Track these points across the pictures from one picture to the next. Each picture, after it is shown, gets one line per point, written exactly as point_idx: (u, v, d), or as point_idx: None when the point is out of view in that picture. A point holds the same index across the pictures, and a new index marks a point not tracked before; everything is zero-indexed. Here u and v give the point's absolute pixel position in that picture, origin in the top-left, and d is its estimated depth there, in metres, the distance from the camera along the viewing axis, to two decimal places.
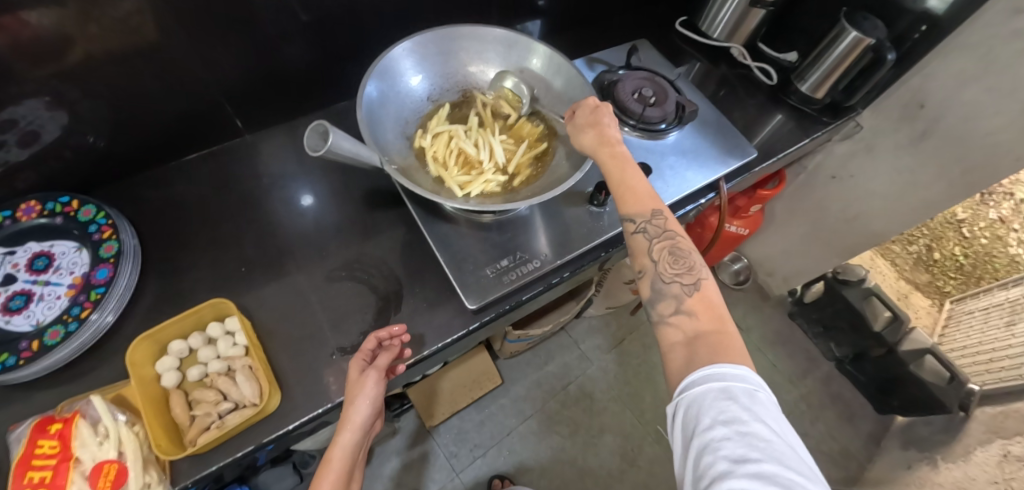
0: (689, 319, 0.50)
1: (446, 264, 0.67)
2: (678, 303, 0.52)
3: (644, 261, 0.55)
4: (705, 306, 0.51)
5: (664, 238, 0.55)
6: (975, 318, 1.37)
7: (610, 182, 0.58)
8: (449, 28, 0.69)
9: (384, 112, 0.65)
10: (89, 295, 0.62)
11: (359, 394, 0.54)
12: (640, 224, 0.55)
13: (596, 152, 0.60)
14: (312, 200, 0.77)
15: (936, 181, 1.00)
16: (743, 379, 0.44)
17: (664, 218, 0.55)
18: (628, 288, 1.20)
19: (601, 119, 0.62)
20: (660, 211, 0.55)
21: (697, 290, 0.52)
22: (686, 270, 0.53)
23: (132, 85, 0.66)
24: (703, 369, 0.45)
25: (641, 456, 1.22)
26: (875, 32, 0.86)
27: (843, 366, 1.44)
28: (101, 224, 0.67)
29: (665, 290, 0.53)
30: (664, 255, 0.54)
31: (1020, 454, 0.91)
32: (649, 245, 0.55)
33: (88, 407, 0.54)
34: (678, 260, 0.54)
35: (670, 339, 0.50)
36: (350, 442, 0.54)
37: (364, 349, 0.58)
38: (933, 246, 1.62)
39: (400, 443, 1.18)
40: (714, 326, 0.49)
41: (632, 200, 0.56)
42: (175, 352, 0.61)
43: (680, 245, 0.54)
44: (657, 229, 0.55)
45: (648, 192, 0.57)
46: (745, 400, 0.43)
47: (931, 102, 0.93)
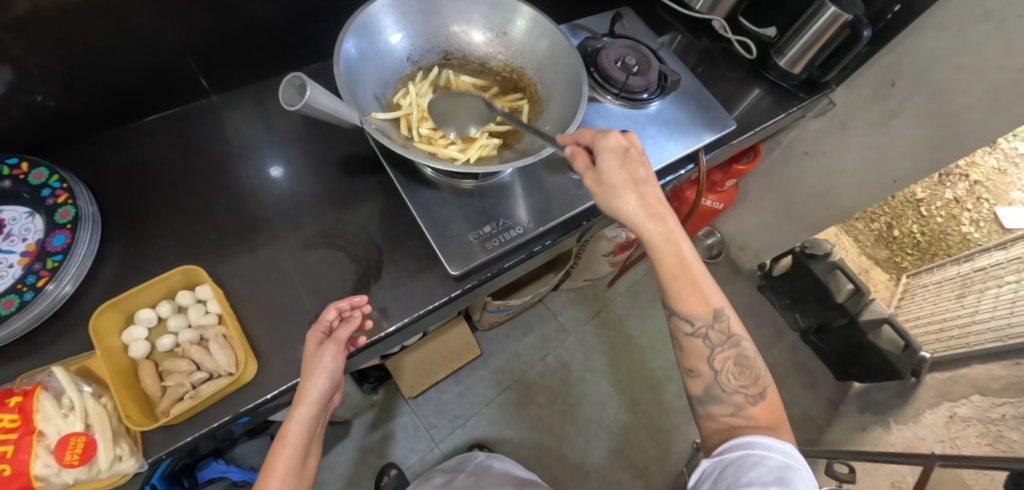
0: (747, 422, 0.54)
1: (427, 230, 0.65)
2: (736, 408, 0.55)
3: (702, 365, 0.57)
4: (765, 410, 0.54)
5: (728, 346, 0.57)
6: (930, 291, 1.45)
7: (660, 270, 0.56)
8: None
9: (363, 71, 0.62)
10: (45, 263, 0.58)
11: (314, 368, 0.53)
12: (700, 328, 0.56)
13: (647, 232, 0.55)
14: (283, 171, 0.74)
15: (903, 159, 1.04)
16: (783, 452, 0.49)
17: (725, 321, 0.56)
18: (607, 260, 1.21)
19: (640, 176, 0.55)
20: (723, 313, 0.56)
21: (762, 398, 0.55)
22: (749, 381, 0.55)
23: (84, 39, 0.61)
24: (746, 437, 0.51)
25: (617, 424, 1.26)
26: (853, 9, 0.87)
27: (807, 336, 1.50)
28: (55, 188, 0.62)
29: (725, 397, 0.56)
30: (727, 364, 0.56)
31: (966, 415, 0.99)
32: (709, 351, 0.57)
33: (50, 379, 0.51)
34: (743, 370, 0.56)
35: (715, 430, 0.56)
36: (305, 417, 0.52)
37: (322, 320, 0.55)
38: (893, 224, 1.69)
39: (379, 415, 1.18)
40: (770, 424, 0.53)
41: (692, 301, 0.56)
42: (143, 321, 0.59)
43: (743, 352, 0.56)
44: (719, 335, 0.56)
45: (707, 289, 0.56)
46: (783, 469, 0.47)
47: (902, 81, 0.95)
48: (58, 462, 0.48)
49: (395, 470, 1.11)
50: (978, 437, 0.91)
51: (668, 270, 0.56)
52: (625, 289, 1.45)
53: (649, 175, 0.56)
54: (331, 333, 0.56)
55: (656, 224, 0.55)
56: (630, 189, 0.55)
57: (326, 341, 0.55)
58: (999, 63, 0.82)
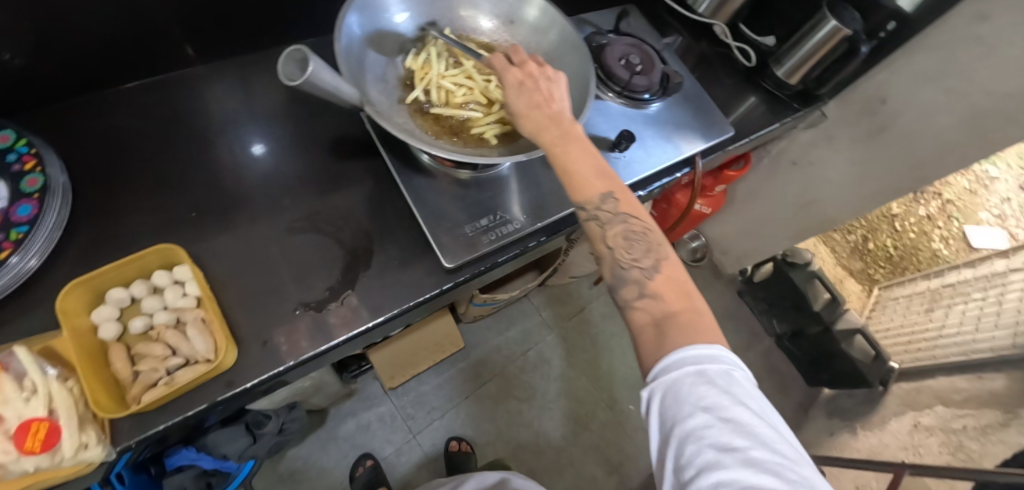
0: (655, 304, 0.47)
1: (422, 220, 0.64)
2: (641, 286, 0.48)
3: (601, 248, 0.52)
4: (670, 286, 0.48)
5: (617, 222, 0.51)
6: (899, 304, 1.50)
7: (556, 165, 0.53)
8: None
9: (364, 49, 0.60)
10: (9, 235, 0.55)
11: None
12: (592, 210, 0.51)
13: (536, 132, 0.53)
14: (263, 149, 0.71)
15: (887, 174, 1.06)
16: (717, 359, 0.42)
17: (616, 199, 0.51)
18: (594, 258, 1.21)
19: (540, 82, 0.55)
20: (613, 193, 0.51)
21: (659, 270, 0.49)
22: (643, 254, 0.50)
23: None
24: (676, 351, 0.43)
25: (594, 421, 1.27)
26: (853, 24, 0.89)
27: (781, 342, 1.53)
28: (22, 154, 0.58)
29: (625, 275, 0.49)
30: (620, 241, 0.51)
31: (929, 425, 1.03)
32: (603, 231, 0.51)
33: (11, 360, 0.48)
34: (637, 245, 0.50)
35: (642, 325, 0.47)
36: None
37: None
38: (869, 237, 1.74)
39: (356, 404, 1.16)
40: (682, 308, 0.46)
41: (585, 183, 0.51)
42: (114, 301, 0.55)
43: (634, 227, 0.51)
44: (608, 214, 0.51)
45: (602, 174, 0.52)
46: (723, 381, 0.41)
47: (892, 98, 0.97)
48: (17, 449, 0.45)
49: (370, 461, 1.09)
50: (940, 446, 0.95)
51: (566, 164, 0.52)
52: None
53: (551, 93, 0.55)
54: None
55: (552, 125, 0.53)
56: (523, 84, 0.55)
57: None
58: (985, 87, 0.84)
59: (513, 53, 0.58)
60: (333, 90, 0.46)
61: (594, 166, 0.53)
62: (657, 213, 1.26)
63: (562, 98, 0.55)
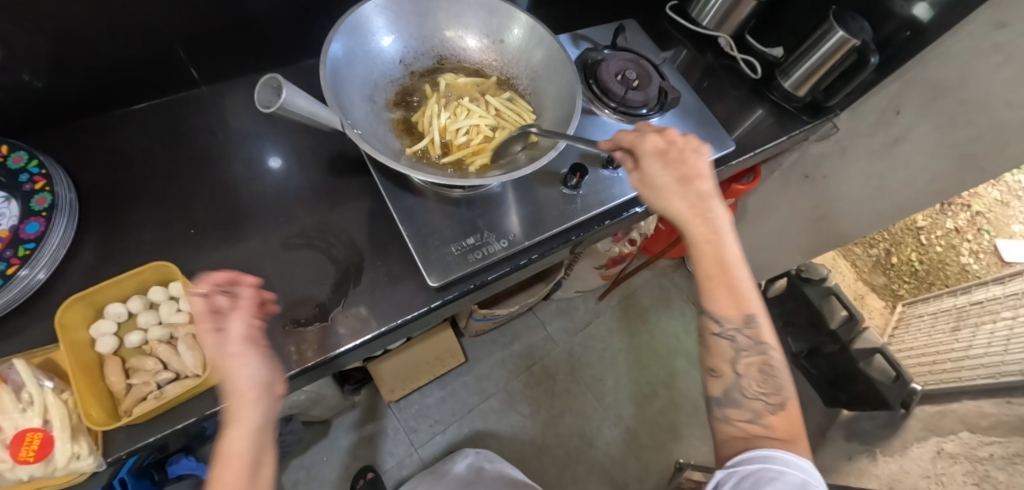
0: (764, 432, 0.54)
1: (409, 238, 0.64)
2: (755, 415, 0.56)
3: (724, 366, 0.58)
4: (784, 422, 0.55)
5: (755, 352, 0.57)
6: (924, 322, 1.43)
7: (699, 270, 0.58)
8: None
9: (350, 71, 0.61)
10: (17, 251, 0.57)
11: (233, 356, 0.45)
12: (728, 329, 0.57)
13: (687, 226, 0.58)
14: (282, 162, 0.73)
15: (903, 188, 1.02)
16: (801, 469, 0.49)
17: (756, 326, 0.57)
18: (599, 273, 1.20)
19: (689, 173, 0.58)
20: (753, 318, 0.57)
21: (781, 409, 0.55)
22: (771, 390, 0.56)
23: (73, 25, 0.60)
24: (763, 450, 0.51)
25: (599, 438, 1.25)
26: (861, 34, 0.86)
27: (798, 360, 1.48)
28: (33, 174, 0.61)
29: (744, 402, 0.56)
30: (750, 370, 0.57)
31: (953, 451, 0.97)
32: (734, 353, 0.57)
33: (10, 372, 0.50)
34: (767, 380, 0.56)
35: (731, 437, 0.56)
36: (256, 420, 0.45)
37: (195, 305, 0.45)
38: (892, 250, 1.67)
39: (360, 416, 1.16)
40: (788, 439, 0.53)
41: (723, 300, 0.57)
42: (113, 316, 0.57)
43: (769, 361, 0.57)
44: (747, 339, 0.57)
45: (742, 293, 0.57)
46: (802, 488, 0.48)
47: (906, 109, 0.94)
48: (13, 458, 0.47)
49: (371, 474, 1.10)
50: (964, 475, 0.89)
51: (705, 273, 0.58)
52: (617, 302, 1.44)
53: (696, 168, 0.58)
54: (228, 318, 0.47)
55: (698, 219, 0.57)
56: (678, 190, 0.58)
57: (226, 323, 0.46)
58: (1005, 98, 0.80)
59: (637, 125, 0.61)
60: (307, 116, 0.47)
61: (742, 280, 0.58)
62: (663, 227, 1.24)
63: (707, 175, 0.59)
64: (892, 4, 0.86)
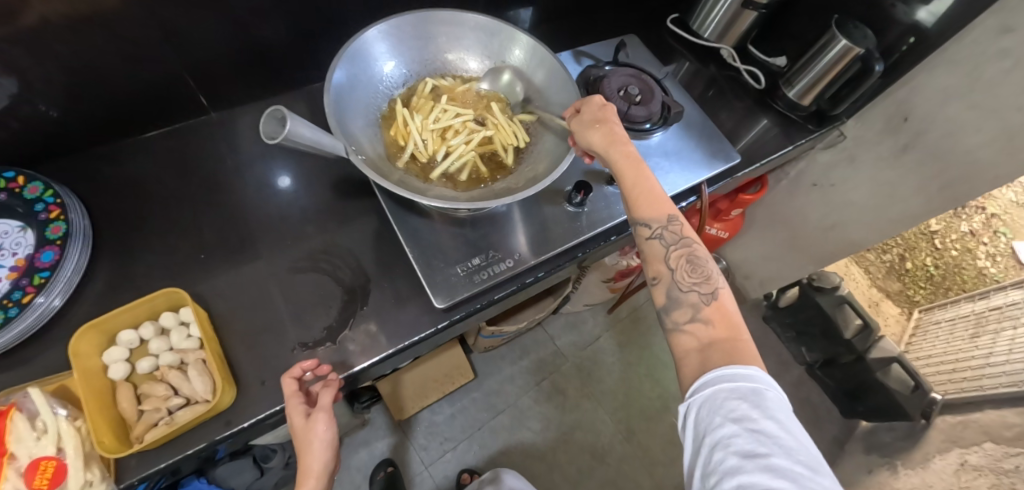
0: (704, 325, 0.52)
1: (414, 258, 0.64)
2: (694, 311, 0.53)
3: (660, 267, 0.57)
4: (722, 315, 0.52)
5: (682, 245, 0.56)
6: (941, 329, 1.40)
7: (621, 183, 0.59)
8: (426, 12, 0.65)
9: (353, 97, 0.62)
10: (32, 279, 0.59)
11: (312, 444, 0.54)
12: (655, 230, 0.57)
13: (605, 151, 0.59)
14: (290, 181, 0.74)
15: (915, 195, 1.01)
16: (752, 377, 0.45)
17: (680, 224, 0.57)
18: (607, 286, 1.20)
19: (609, 116, 0.60)
20: (675, 216, 0.57)
21: (714, 298, 0.53)
22: (701, 280, 0.54)
23: (85, 58, 0.62)
24: (715, 369, 0.47)
25: (611, 454, 1.23)
26: (865, 43, 0.86)
27: (813, 371, 1.45)
28: (49, 203, 0.63)
29: (681, 298, 0.54)
30: (681, 263, 0.56)
31: (977, 464, 0.95)
32: (665, 251, 0.56)
33: (25, 400, 0.51)
34: (695, 270, 0.55)
35: (687, 346, 0.51)
36: (317, 488, 0.55)
37: (289, 395, 0.54)
38: (906, 255, 1.64)
39: (369, 435, 1.16)
40: (730, 335, 0.50)
41: (646, 205, 0.57)
42: (124, 342, 0.58)
43: (697, 253, 0.56)
44: (673, 235, 0.56)
45: (660, 196, 0.58)
46: (755, 399, 0.44)
47: (915, 116, 0.93)
48: (27, 485, 0.48)
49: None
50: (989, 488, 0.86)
51: (629, 188, 0.58)
52: (626, 315, 1.43)
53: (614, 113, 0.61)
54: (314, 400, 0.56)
55: (617, 142, 0.59)
56: (594, 122, 0.60)
57: (312, 412, 0.55)
58: (1014, 103, 0.79)
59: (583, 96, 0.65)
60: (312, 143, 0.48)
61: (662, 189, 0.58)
62: None
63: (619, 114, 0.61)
64: (895, 11, 0.86)
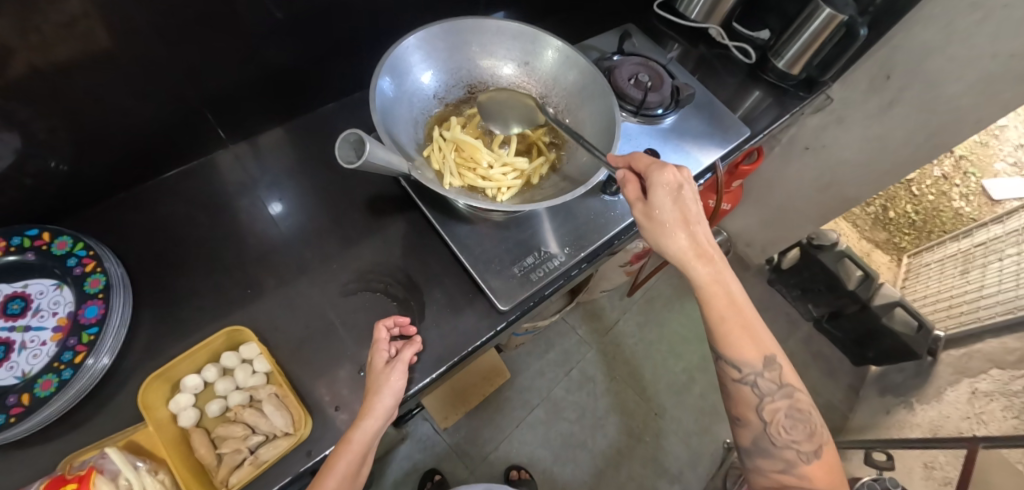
0: (799, 481, 0.55)
1: (470, 265, 0.66)
2: (788, 465, 0.55)
3: (750, 414, 0.57)
4: (822, 472, 0.55)
5: (780, 395, 0.57)
6: (932, 269, 1.48)
7: (707, 309, 0.57)
8: (458, 21, 0.66)
9: (396, 111, 0.62)
10: (81, 337, 0.57)
11: (385, 384, 0.55)
12: (749, 375, 0.57)
13: (687, 267, 0.56)
14: (281, 208, 0.73)
15: (904, 146, 1.07)
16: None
17: (777, 368, 0.57)
18: (623, 270, 1.23)
19: (690, 215, 0.56)
20: (773, 360, 0.57)
21: (816, 456, 0.55)
22: (803, 437, 0.56)
23: (88, 105, 0.60)
24: None
25: (647, 431, 1.26)
26: (847, 9, 0.90)
27: (821, 324, 1.52)
28: (81, 257, 0.61)
29: (776, 452, 0.56)
30: (776, 417, 0.56)
31: (987, 390, 1.01)
32: (759, 399, 0.57)
33: (104, 461, 0.50)
34: (795, 425, 0.56)
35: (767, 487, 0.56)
36: (373, 431, 0.52)
37: (378, 337, 0.58)
38: (888, 206, 1.72)
39: (410, 448, 1.16)
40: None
41: (744, 346, 0.56)
42: (189, 388, 0.57)
43: (796, 404, 0.57)
44: (768, 382, 0.57)
45: (757, 335, 0.57)
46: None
47: (897, 73, 0.98)
48: None
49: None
50: (1003, 410, 0.93)
51: (716, 311, 0.56)
52: (641, 296, 1.46)
53: (699, 215, 0.57)
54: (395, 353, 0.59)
55: (704, 263, 0.56)
56: (676, 225, 0.56)
57: (393, 360, 0.57)
58: (989, 50, 0.85)
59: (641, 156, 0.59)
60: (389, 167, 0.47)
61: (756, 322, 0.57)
62: None
63: (699, 219, 0.57)
64: None
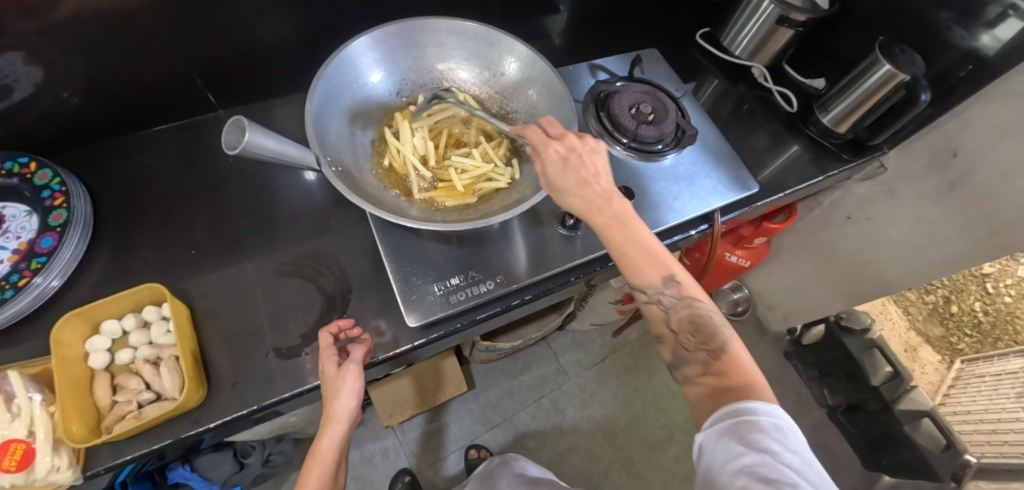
0: (719, 382, 0.49)
1: (392, 273, 0.64)
2: (705, 366, 0.51)
3: (663, 330, 0.55)
4: (735, 367, 0.50)
5: (683, 306, 0.53)
6: (984, 384, 1.24)
7: (611, 252, 0.54)
8: (420, 21, 0.66)
9: (341, 106, 0.63)
10: (30, 263, 0.60)
11: (340, 389, 0.54)
12: (652, 295, 0.54)
13: (587, 217, 0.54)
14: (317, 175, 0.76)
15: (960, 239, 0.91)
16: (772, 412, 0.45)
17: (677, 284, 0.53)
18: (614, 307, 1.15)
19: (581, 169, 0.54)
20: (673, 277, 0.53)
21: (724, 354, 0.51)
22: (710, 338, 0.52)
23: (108, 52, 0.64)
24: (737, 403, 0.46)
25: (606, 481, 1.19)
26: (912, 68, 0.78)
27: (835, 415, 1.37)
28: (55, 191, 0.65)
29: (690, 357, 0.52)
30: (684, 325, 0.53)
31: None
32: (665, 316, 0.54)
33: (4, 382, 0.52)
34: (700, 330, 0.52)
35: (698, 398, 0.51)
36: (340, 434, 0.55)
37: (324, 346, 0.57)
38: (952, 298, 1.38)
39: (360, 435, 1.16)
40: (745, 383, 0.48)
41: (643, 270, 0.53)
42: (107, 332, 0.59)
43: (699, 312, 0.53)
44: (672, 299, 0.53)
45: (658, 255, 0.53)
46: (776, 434, 0.44)
47: (965, 151, 0.84)
48: None
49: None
50: None
51: (617, 249, 0.54)
52: (636, 337, 1.38)
53: (594, 167, 0.54)
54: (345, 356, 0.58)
55: (599, 208, 0.53)
56: (569, 166, 0.54)
57: (344, 362, 0.56)
58: None
59: (549, 125, 0.58)
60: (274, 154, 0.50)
61: (655, 248, 0.54)
62: (687, 262, 1.14)
63: (604, 170, 0.55)
64: (952, 35, 0.78)
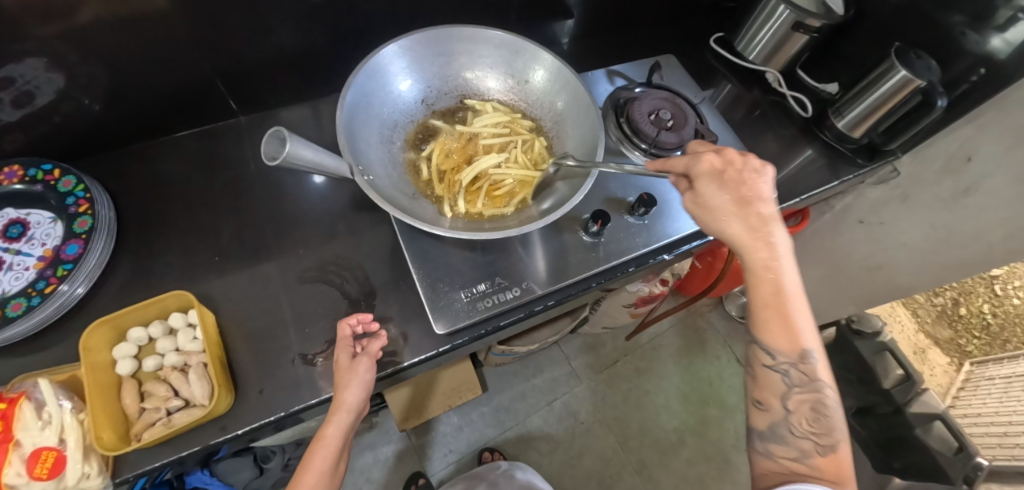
0: (809, 472, 0.49)
1: (419, 280, 0.64)
2: (801, 454, 0.50)
3: (772, 400, 0.52)
4: (836, 466, 0.48)
5: (808, 388, 0.51)
6: (994, 387, 1.25)
7: (754, 297, 0.53)
8: (448, 29, 0.66)
9: (368, 114, 0.64)
10: (56, 270, 0.60)
11: (352, 380, 0.55)
12: (781, 363, 0.51)
13: (743, 251, 0.53)
14: (320, 179, 0.75)
15: (975, 244, 0.91)
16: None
17: (811, 363, 0.51)
18: (628, 311, 1.15)
19: (755, 204, 0.53)
20: (809, 355, 0.51)
21: (832, 450, 0.49)
22: (823, 430, 0.50)
23: (130, 60, 0.64)
24: (790, 483, 0.47)
25: (618, 484, 1.19)
26: (928, 74, 0.78)
27: (845, 417, 1.38)
28: (79, 197, 0.64)
29: (790, 439, 0.51)
30: (801, 407, 0.51)
31: None
32: (786, 389, 0.52)
33: (34, 389, 0.53)
34: (818, 418, 0.51)
35: (770, 473, 0.51)
36: (346, 424, 0.55)
37: (342, 336, 0.57)
38: (961, 300, 1.42)
39: (376, 438, 1.17)
40: (839, 482, 0.47)
41: (775, 332, 0.51)
42: (133, 339, 0.59)
43: (823, 399, 0.51)
44: (800, 375, 0.51)
45: (798, 326, 0.51)
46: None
47: (979, 157, 0.84)
48: (28, 473, 0.50)
49: None
50: None
51: (762, 299, 0.52)
52: (648, 341, 1.38)
53: (757, 191, 0.54)
54: (360, 349, 0.58)
55: (757, 245, 0.52)
56: (739, 201, 0.53)
57: (358, 355, 0.56)
58: None
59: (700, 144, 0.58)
60: (312, 164, 0.52)
61: (799, 313, 0.52)
62: (700, 265, 1.15)
63: (769, 200, 0.54)
64: (966, 41, 0.79)
